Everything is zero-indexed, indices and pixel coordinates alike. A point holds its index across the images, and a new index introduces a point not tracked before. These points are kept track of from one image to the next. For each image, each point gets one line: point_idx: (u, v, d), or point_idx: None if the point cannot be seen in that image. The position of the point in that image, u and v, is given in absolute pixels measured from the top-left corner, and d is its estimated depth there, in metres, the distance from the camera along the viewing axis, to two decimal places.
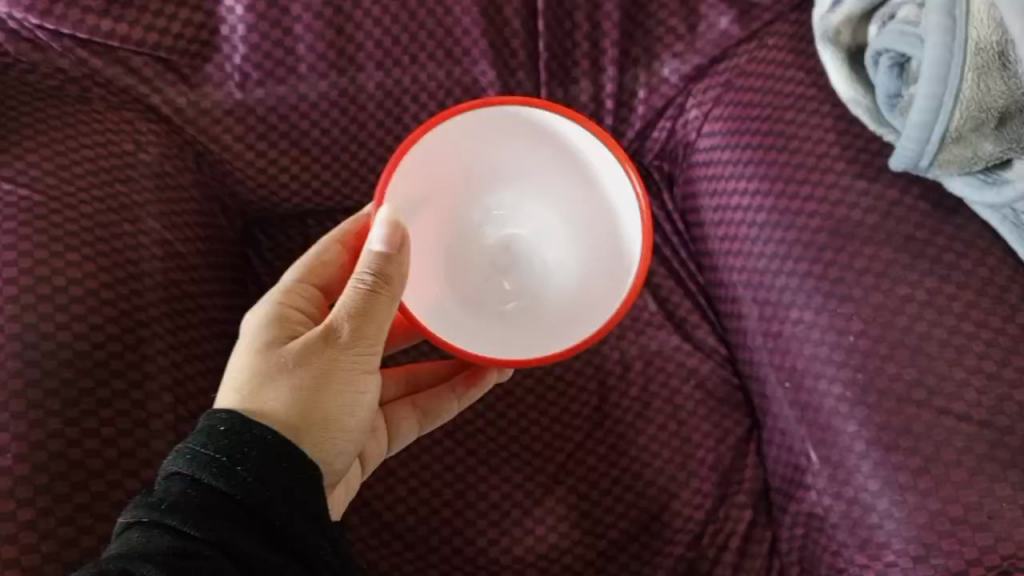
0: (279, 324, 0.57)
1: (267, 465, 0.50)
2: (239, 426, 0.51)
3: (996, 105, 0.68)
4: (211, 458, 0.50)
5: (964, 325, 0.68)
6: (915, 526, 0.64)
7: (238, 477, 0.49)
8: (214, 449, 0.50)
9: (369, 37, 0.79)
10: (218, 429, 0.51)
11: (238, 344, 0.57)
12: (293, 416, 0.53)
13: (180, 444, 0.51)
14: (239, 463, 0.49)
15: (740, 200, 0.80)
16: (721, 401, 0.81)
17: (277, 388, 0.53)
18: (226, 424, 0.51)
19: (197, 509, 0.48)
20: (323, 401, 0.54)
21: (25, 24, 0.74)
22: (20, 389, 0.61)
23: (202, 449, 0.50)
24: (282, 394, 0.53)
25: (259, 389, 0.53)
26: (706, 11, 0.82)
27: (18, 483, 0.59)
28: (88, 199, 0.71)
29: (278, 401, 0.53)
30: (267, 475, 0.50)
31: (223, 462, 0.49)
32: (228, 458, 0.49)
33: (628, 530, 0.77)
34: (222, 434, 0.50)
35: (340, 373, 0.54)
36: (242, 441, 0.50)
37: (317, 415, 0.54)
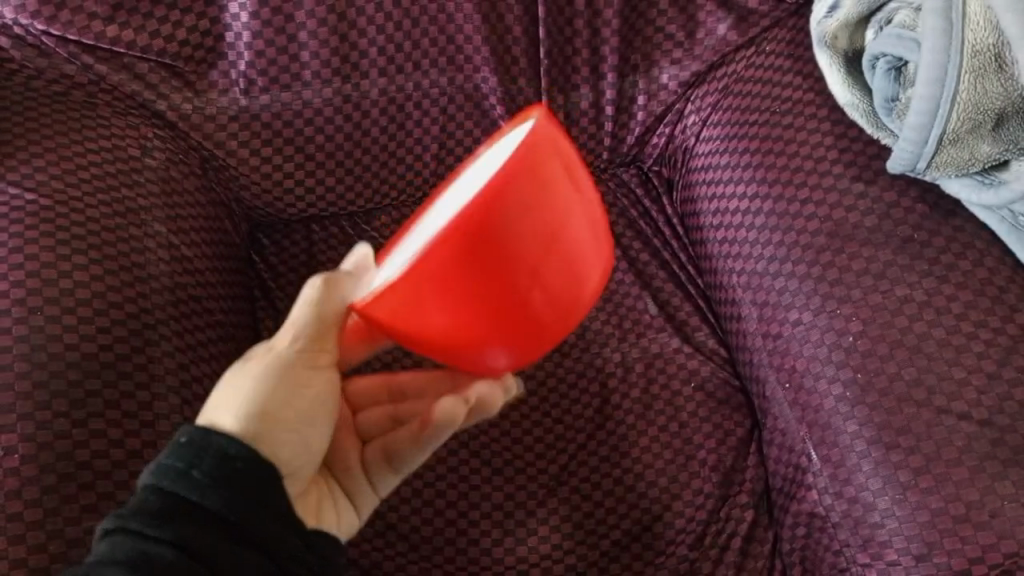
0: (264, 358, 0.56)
1: (229, 469, 0.47)
2: (199, 435, 0.48)
3: (993, 106, 0.69)
4: (171, 467, 0.47)
5: (962, 325, 0.69)
6: (917, 524, 0.65)
7: (198, 480, 0.46)
8: (175, 458, 0.47)
9: (372, 45, 0.80)
10: (179, 440, 0.48)
11: None
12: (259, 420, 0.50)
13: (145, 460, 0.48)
14: (196, 467, 0.46)
15: (739, 204, 0.81)
16: (722, 403, 0.82)
17: (229, 390, 0.50)
18: (186, 435, 0.48)
19: (160, 515, 0.45)
20: (265, 393, 0.50)
21: (31, 30, 0.75)
22: (28, 391, 0.61)
23: (163, 460, 0.47)
24: (232, 393, 0.50)
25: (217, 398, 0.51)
26: (704, 17, 0.84)
27: (27, 484, 0.59)
28: (94, 203, 0.71)
29: (226, 401, 0.50)
30: (229, 478, 0.47)
31: (183, 470, 0.46)
32: (186, 464, 0.46)
33: (631, 530, 0.77)
34: (182, 443, 0.47)
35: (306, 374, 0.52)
36: (202, 447, 0.47)
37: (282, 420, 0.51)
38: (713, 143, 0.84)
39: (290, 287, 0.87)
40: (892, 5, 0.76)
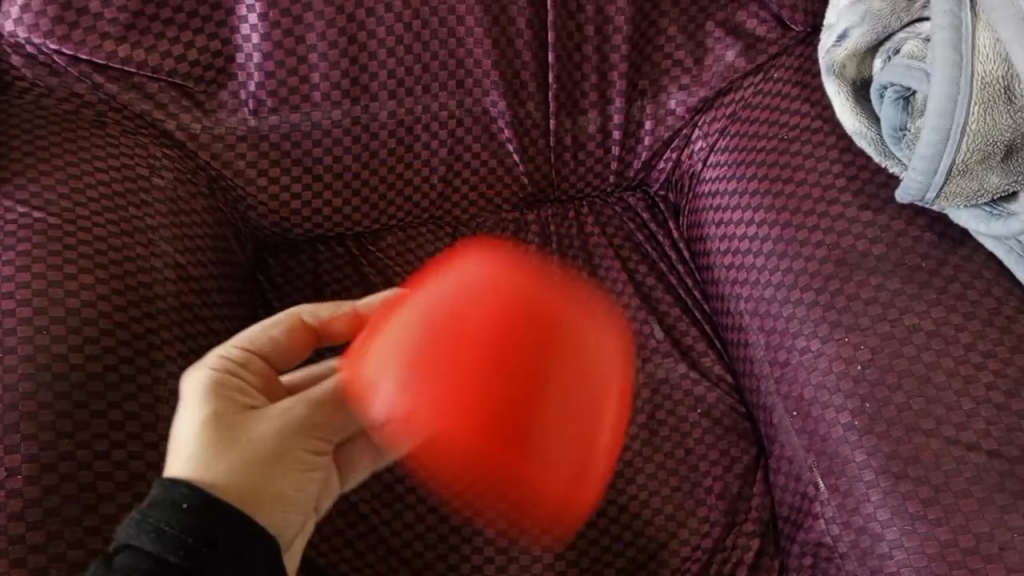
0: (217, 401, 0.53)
1: (230, 543, 0.48)
2: (204, 505, 0.48)
3: (1002, 138, 0.69)
4: (177, 537, 0.47)
5: (971, 355, 0.69)
6: (926, 556, 0.64)
7: (198, 554, 0.46)
8: (181, 528, 0.47)
9: (382, 68, 0.80)
10: (182, 507, 0.47)
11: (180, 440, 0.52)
12: (226, 479, 0.51)
13: (138, 515, 0.47)
14: (180, 526, 0.47)
15: (746, 229, 0.81)
16: (728, 429, 0.82)
17: (227, 464, 0.51)
18: (190, 502, 0.48)
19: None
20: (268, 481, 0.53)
21: (42, 49, 0.75)
22: (32, 411, 0.61)
23: (164, 526, 0.47)
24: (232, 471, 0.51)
25: (214, 463, 0.51)
26: (712, 44, 0.84)
27: (30, 505, 0.59)
28: (102, 222, 0.71)
29: (227, 475, 0.51)
30: (229, 553, 0.48)
31: (190, 542, 0.47)
32: (167, 519, 0.47)
33: (636, 557, 0.77)
34: (188, 513, 0.47)
35: (298, 439, 0.55)
36: (208, 520, 0.48)
37: (265, 488, 0.53)
38: (720, 169, 0.84)
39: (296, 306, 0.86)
40: (900, 35, 0.77)
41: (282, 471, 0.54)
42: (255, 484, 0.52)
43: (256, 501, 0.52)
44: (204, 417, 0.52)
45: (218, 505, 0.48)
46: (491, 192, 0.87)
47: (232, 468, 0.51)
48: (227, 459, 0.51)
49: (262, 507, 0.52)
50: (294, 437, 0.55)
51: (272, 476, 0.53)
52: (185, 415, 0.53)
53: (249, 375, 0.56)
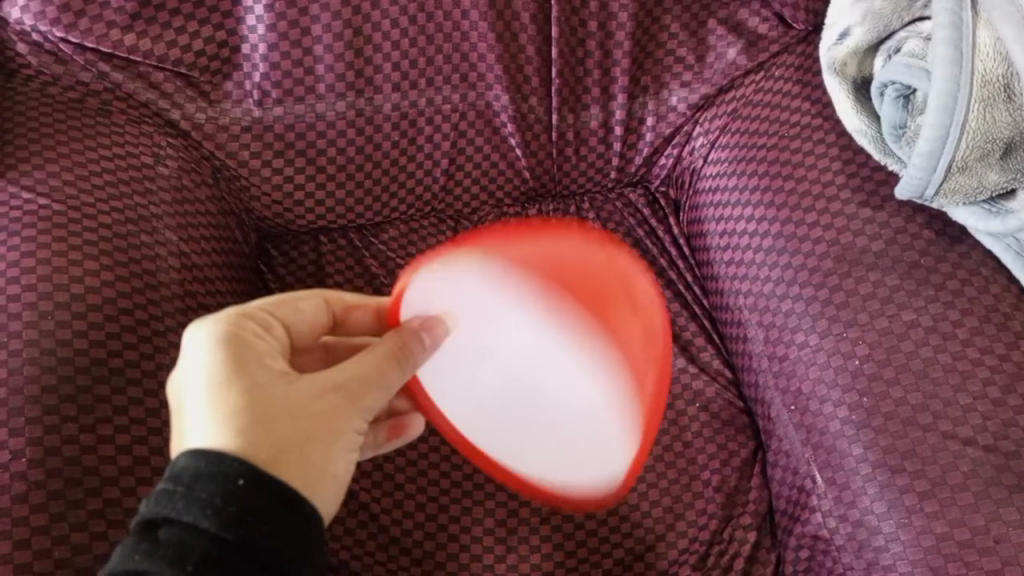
0: (239, 369, 0.49)
1: (289, 523, 0.44)
2: (261, 481, 0.44)
3: (1001, 135, 0.70)
4: (235, 514, 0.42)
5: (968, 351, 0.70)
6: (922, 549, 0.65)
7: (259, 534, 0.43)
8: (240, 505, 0.43)
9: (386, 60, 0.80)
10: (238, 482, 0.44)
11: (203, 413, 0.47)
12: (266, 454, 0.46)
13: (191, 490, 0.43)
14: (235, 502, 0.43)
15: (747, 225, 0.81)
16: (726, 423, 0.82)
17: (265, 436, 0.47)
18: (246, 478, 0.44)
19: (195, 558, 0.41)
20: (312, 454, 0.48)
21: (49, 36, 0.76)
22: (36, 395, 0.62)
23: (221, 502, 0.43)
24: (271, 442, 0.47)
25: (250, 435, 0.46)
26: (714, 41, 0.85)
27: (33, 488, 0.59)
28: (107, 210, 0.72)
29: (266, 448, 0.46)
30: (289, 533, 0.44)
31: (251, 521, 0.43)
32: (218, 494, 0.43)
33: (633, 549, 0.77)
34: (245, 488, 0.44)
35: (340, 408, 0.51)
36: (266, 497, 0.44)
37: (312, 461, 0.48)
38: (721, 165, 0.85)
39: None
40: (901, 34, 0.77)
41: (331, 443, 0.49)
42: (300, 456, 0.47)
43: (303, 475, 0.47)
44: (232, 389, 0.48)
45: (274, 483, 0.45)
46: (492, 186, 0.88)
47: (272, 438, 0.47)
48: (264, 429, 0.47)
49: (310, 482, 0.48)
50: (336, 407, 0.50)
51: (316, 448, 0.49)
52: (202, 390, 0.48)
53: (271, 344, 0.53)
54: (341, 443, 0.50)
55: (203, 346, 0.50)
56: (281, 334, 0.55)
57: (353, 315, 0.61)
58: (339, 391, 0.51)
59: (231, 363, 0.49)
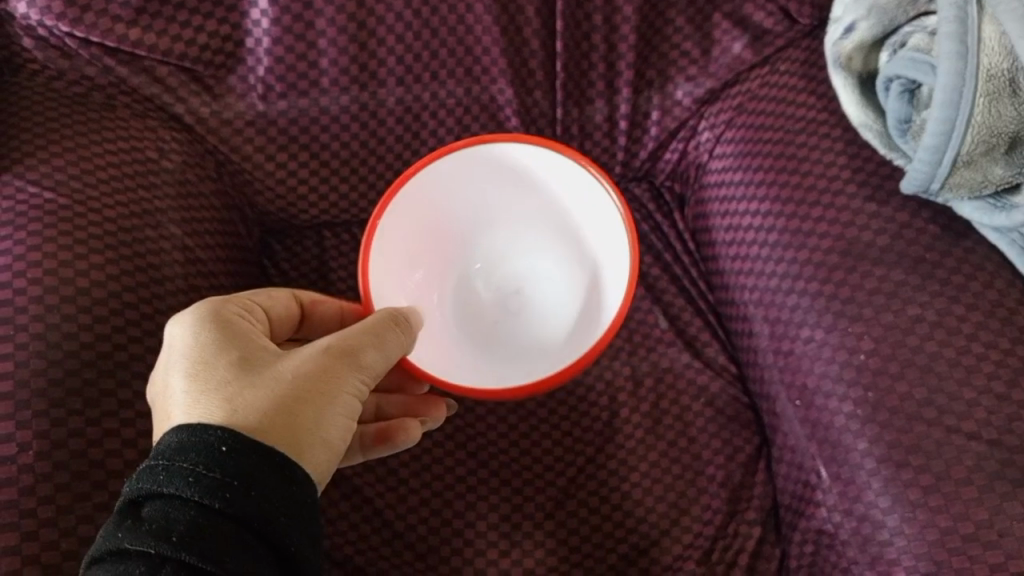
0: (221, 347, 0.52)
1: (274, 486, 0.45)
2: (244, 447, 0.46)
3: (1007, 130, 0.70)
4: (218, 482, 0.44)
5: (973, 345, 0.69)
6: (926, 543, 0.65)
7: (244, 498, 0.44)
8: (223, 473, 0.44)
9: (390, 54, 0.80)
10: (221, 450, 0.45)
11: (189, 391, 0.50)
12: (253, 420, 0.48)
13: (171, 463, 0.45)
14: (219, 469, 0.44)
15: (752, 220, 0.81)
16: (731, 418, 0.82)
17: (251, 399, 0.49)
18: (229, 445, 0.46)
19: (181, 529, 0.43)
20: (300, 413, 0.50)
21: (55, 31, 0.75)
22: (43, 388, 0.62)
23: (205, 472, 0.44)
24: (257, 402, 0.49)
25: (233, 401, 0.49)
26: (719, 36, 0.84)
27: (40, 481, 0.59)
28: (112, 204, 0.72)
29: (252, 410, 0.48)
30: (274, 497, 0.45)
31: (235, 487, 0.44)
32: (196, 465, 0.44)
33: (638, 544, 0.77)
34: (227, 455, 0.45)
35: (330, 373, 0.52)
36: (250, 463, 0.45)
37: (298, 422, 0.49)
38: (726, 160, 0.85)
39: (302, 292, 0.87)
40: (906, 28, 0.77)
41: (322, 404, 0.51)
42: (289, 421, 0.49)
43: (289, 436, 0.49)
44: (215, 365, 0.51)
45: (259, 447, 0.46)
46: None
47: (252, 400, 0.49)
48: (244, 393, 0.49)
49: (298, 437, 0.49)
50: (328, 370, 0.52)
51: (303, 409, 0.50)
52: (188, 369, 0.51)
53: (253, 324, 0.56)
54: (331, 405, 0.51)
55: (188, 329, 0.53)
56: (262, 319, 0.58)
57: (318, 308, 0.64)
58: (332, 353, 0.52)
59: (212, 340, 0.52)
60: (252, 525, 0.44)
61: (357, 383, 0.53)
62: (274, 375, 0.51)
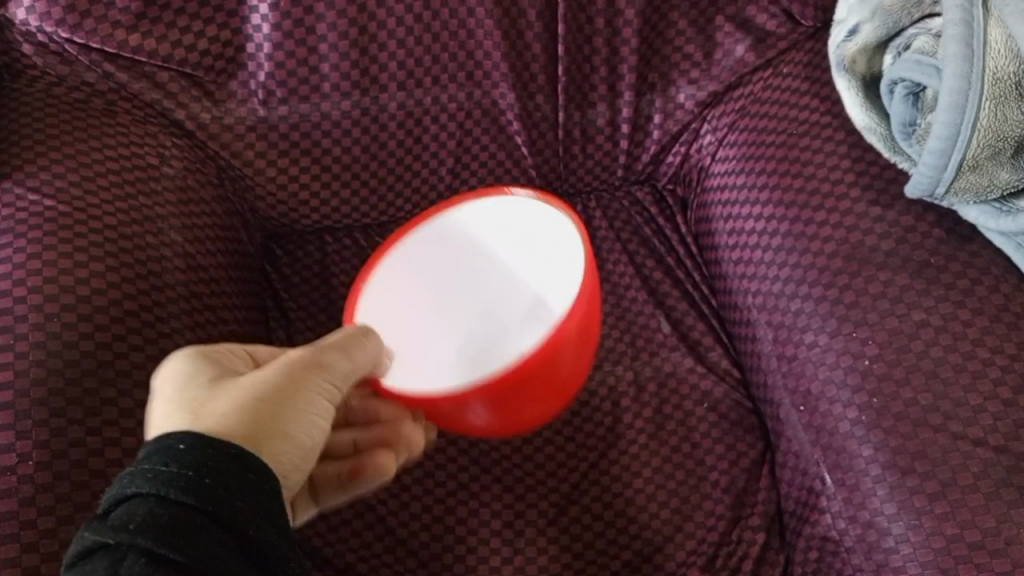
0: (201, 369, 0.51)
1: (234, 475, 0.44)
2: (203, 441, 0.45)
3: (1012, 134, 0.69)
4: (175, 474, 0.43)
5: (979, 350, 0.69)
6: (932, 551, 0.64)
7: (201, 486, 0.42)
8: (179, 465, 0.43)
9: (392, 58, 0.80)
10: (179, 447, 0.44)
11: (161, 409, 0.49)
12: (223, 424, 0.47)
13: (134, 465, 0.44)
14: (176, 461, 0.43)
15: (755, 224, 0.81)
16: (735, 423, 0.82)
17: (224, 406, 0.48)
18: (187, 442, 0.44)
19: (138, 520, 0.41)
20: (269, 415, 0.49)
21: (54, 37, 0.75)
22: (43, 397, 0.61)
23: (163, 467, 0.43)
24: (229, 410, 0.48)
25: (205, 409, 0.48)
26: (722, 39, 0.84)
27: (40, 491, 0.59)
28: (113, 211, 0.72)
29: (224, 416, 0.48)
30: (233, 485, 0.44)
31: (191, 477, 0.43)
32: (163, 473, 0.42)
33: (642, 550, 0.77)
34: (185, 451, 0.44)
35: (301, 380, 0.51)
36: (208, 455, 0.44)
37: (267, 422, 0.49)
38: (729, 163, 0.84)
39: (304, 297, 0.86)
40: (911, 31, 0.77)
41: (291, 407, 0.50)
42: (260, 422, 0.48)
43: (257, 432, 0.48)
44: (190, 383, 0.50)
45: (221, 442, 0.45)
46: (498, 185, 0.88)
47: (221, 407, 0.48)
48: (215, 401, 0.49)
49: (261, 437, 0.48)
50: (296, 381, 0.51)
51: (272, 410, 0.49)
52: (163, 392, 0.50)
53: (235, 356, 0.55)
54: (299, 405, 0.51)
55: (167, 362, 0.52)
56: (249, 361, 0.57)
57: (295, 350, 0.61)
58: (301, 364, 0.52)
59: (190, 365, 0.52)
60: (228, 526, 0.42)
61: (327, 386, 0.53)
62: (241, 385, 0.50)
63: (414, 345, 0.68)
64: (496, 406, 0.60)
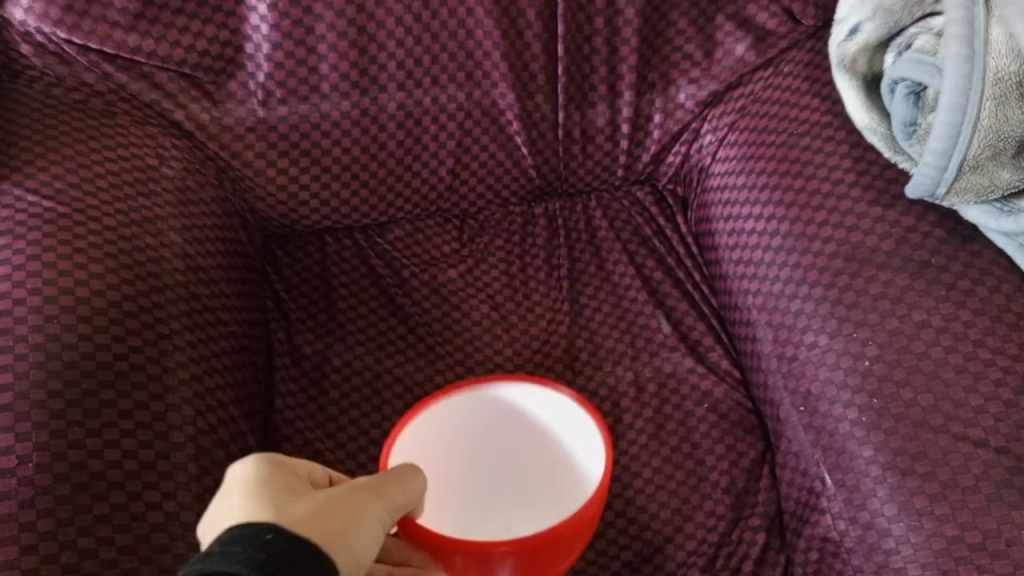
0: (271, 475, 0.47)
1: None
2: (287, 535, 0.40)
3: (1014, 134, 0.69)
4: (258, 564, 0.37)
5: (980, 351, 0.69)
6: (932, 552, 0.64)
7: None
8: (264, 553, 0.38)
9: (391, 58, 0.79)
10: (264, 536, 0.39)
11: (226, 513, 0.45)
12: (299, 520, 0.43)
13: (201, 552, 0.38)
14: (263, 550, 0.38)
15: (756, 224, 0.81)
16: (735, 423, 0.82)
17: (296, 507, 0.44)
18: (273, 532, 0.39)
19: None
20: (339, 520, 0.44)
21: (52, 38, 0.75)
22: (42, 399, 0.61)
23: (241, 556, 0.37)
24: (301, 509, 0.44)
25: (277, 507, 0.44)
26: (722, 38, 0.84)
27: (40, 493, 0.59)
28: (112, 212, 0.72)
29: (298, 512, 0.44)
30: None
31: (275, 572, 0.37)
32: (250, 549, 0.37)
33: (642, 551, 0.77)
34: (269, 541, 0.39)
35: (370, 498, 0.47)
36: (291, 550, 0.39)
37: (336, 526, 0.44)
38: (730, 163, 0.84)
39: (304, 297, 0.86)
40: (912, 30, 0.76)
41: (359, 518, 0.45)
42: (330, 526, 0.43)
43: (327, 532, 0.43)
44: (257, 486, 0.46)
45: (299, 537, 0.40)
46: (497, 185, 0.88)
47: (296, 508, 0.44)
48: (288, 504, 0.44)
49: (332, 543, 0.43)
50: (363, 500, 0.47)
51: (340, 521, 0.44)
52: (226, 500, 0.46)
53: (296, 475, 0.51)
54: (363, 530, 0.45)
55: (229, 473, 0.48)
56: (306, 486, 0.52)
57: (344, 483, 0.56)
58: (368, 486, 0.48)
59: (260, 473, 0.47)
60: None
61: (387, 521, 0.48)
62: (311, 493, 0.46)
63: (436, 496, 0.61)
64: (526, 566, 0.53)
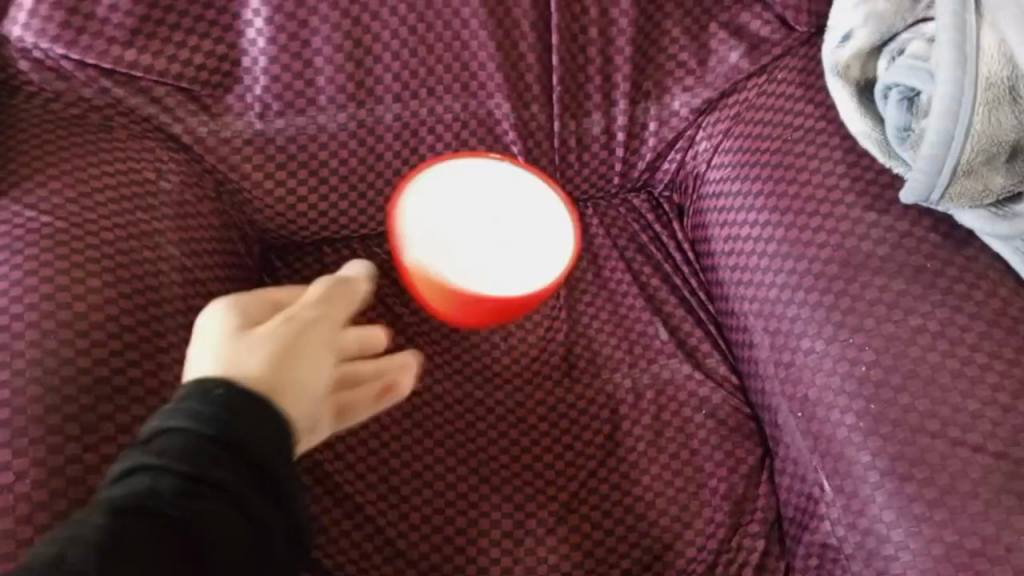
0: (232, 314, 0.55)
1: (261, 429, 0.49)
2: (238, 393, 0.49)
3: (1007, 139, 0.69)
4: (210, 416, 0.48)
5: (977, 356, 0.69)
6: (932, 558, 0.64)
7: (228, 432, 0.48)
8: (213, 410, 0.48)
9: (387, 70, 0.80)
10: (216, 393, 0.49)
11: (198, 344, 0.53)
12: (252, 370, 0.52)
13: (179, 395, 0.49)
14: (211, 406, 0.48)
15: (751, 230, 0.81)
16: (734, 430, 0.82)
17: (247, 355, 0.52)
18: (224, 389, 0.49)
19: (172, 457, 0.46)
20: (284, 367, 0.53)
21: (49, 53, 0.75)
22: (39, 415, 0.62)
23: (202, 406, 0.48)
24: (255, 355, 0.53)
25: (234, 359, 0.52)
26: (715, 45, 0.85)
27: (37, 509, 0.59)
28: (109, 226, 0.72)
29: (251, 360, 0.52)
30: (255, 453, 0.48)
31: (219, 434, 0.48)
32: (207, 424, 0.48)
33: (642, 558, 0.77)
34: (221, 396, 0.49)
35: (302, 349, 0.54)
36: (238, 412, 0.49)
37: (287, 374, 0.53)
38: (725, 170, 0.85)
39: None
40: (904, 35, 0.77)
41: (308, 357, 0.55)
42: (291, 387, 0.53)
43: (283, 382, 0.53)
44: (214, 347, 0.53)
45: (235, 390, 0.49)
46: None
47: (246, 356, 0.52)
48: (239, 351, 0.53)
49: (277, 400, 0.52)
50: (308, 344, 0.55)
51: (292, 369, 0.54)
52: (199, 349, 0.53)
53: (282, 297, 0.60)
54: (305, 373, 0.54)
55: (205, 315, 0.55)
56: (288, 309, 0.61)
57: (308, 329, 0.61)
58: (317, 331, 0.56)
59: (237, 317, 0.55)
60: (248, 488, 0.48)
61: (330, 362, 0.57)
62: (259, 342, 0.53)
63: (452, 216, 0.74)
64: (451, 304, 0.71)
